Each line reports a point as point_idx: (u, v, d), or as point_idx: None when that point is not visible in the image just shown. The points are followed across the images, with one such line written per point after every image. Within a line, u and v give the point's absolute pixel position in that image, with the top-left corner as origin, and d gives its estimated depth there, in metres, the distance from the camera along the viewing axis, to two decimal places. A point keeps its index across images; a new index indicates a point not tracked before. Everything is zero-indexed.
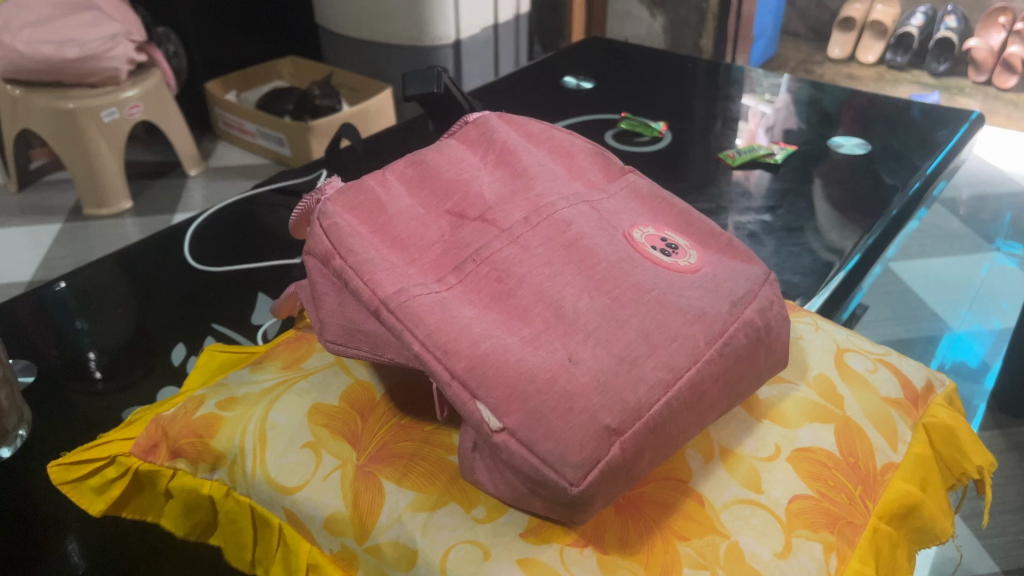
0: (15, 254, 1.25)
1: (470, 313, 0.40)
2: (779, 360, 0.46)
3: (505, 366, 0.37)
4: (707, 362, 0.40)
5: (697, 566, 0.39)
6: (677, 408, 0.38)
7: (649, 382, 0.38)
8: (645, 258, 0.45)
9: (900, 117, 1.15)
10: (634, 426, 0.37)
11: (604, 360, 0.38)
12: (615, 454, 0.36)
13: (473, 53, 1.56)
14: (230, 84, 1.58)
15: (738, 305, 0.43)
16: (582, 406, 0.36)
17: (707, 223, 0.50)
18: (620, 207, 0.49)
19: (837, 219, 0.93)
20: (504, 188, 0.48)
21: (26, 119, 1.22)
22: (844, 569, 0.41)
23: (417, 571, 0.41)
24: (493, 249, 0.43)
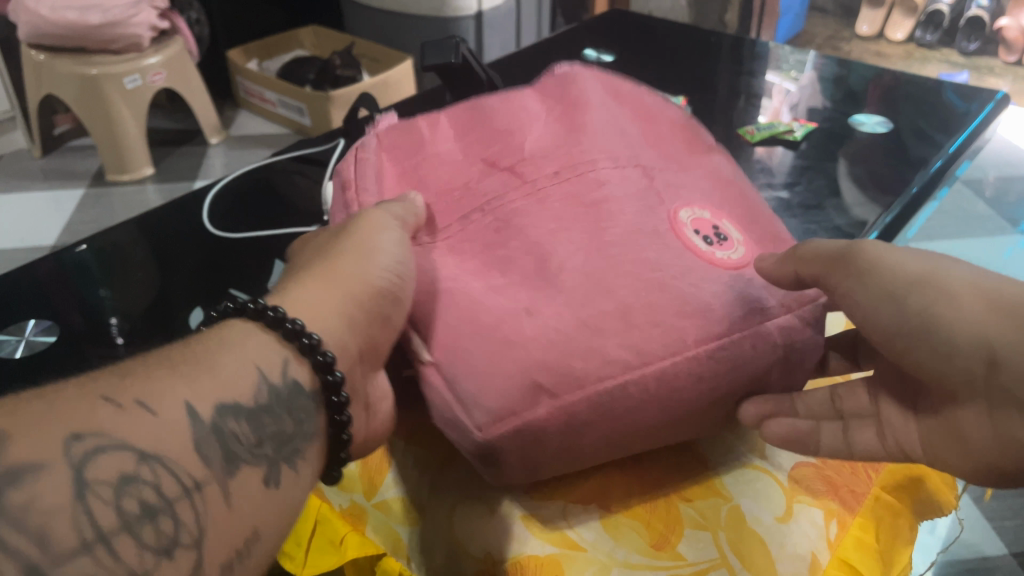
0: (39, 218, 1.26)
1: (479, 291, 0.43)
2: (803, 360, 0.46)
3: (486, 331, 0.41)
4: (686, 358, 0.41)
5: (697, 526, 0.45)
6: (628, 392, 0.40)
7: (606, 358, 0.40)
8: (680, 236, 0.45)
9: (928, 97, 1.13)
10: (570, 393, 0.40)
11: (567, 323, 0.41)
12: (537, 416, 0.40)
13: (495, 25, 1.54)
14: (252, 53, 1.58)
15: (756, 315, 0.43)
16: (521, 360, 0.40)
17: (779, 231, 0.51)
18: (679, 172, 0.50)
19: (857, 198, 0.92)
20: (557, 138, 0.50)
21: (50, 84, 1.23)
22: (843, 533, 0.47)
23: (422, 523, 0.49)
24: (525, 229, 0.45)
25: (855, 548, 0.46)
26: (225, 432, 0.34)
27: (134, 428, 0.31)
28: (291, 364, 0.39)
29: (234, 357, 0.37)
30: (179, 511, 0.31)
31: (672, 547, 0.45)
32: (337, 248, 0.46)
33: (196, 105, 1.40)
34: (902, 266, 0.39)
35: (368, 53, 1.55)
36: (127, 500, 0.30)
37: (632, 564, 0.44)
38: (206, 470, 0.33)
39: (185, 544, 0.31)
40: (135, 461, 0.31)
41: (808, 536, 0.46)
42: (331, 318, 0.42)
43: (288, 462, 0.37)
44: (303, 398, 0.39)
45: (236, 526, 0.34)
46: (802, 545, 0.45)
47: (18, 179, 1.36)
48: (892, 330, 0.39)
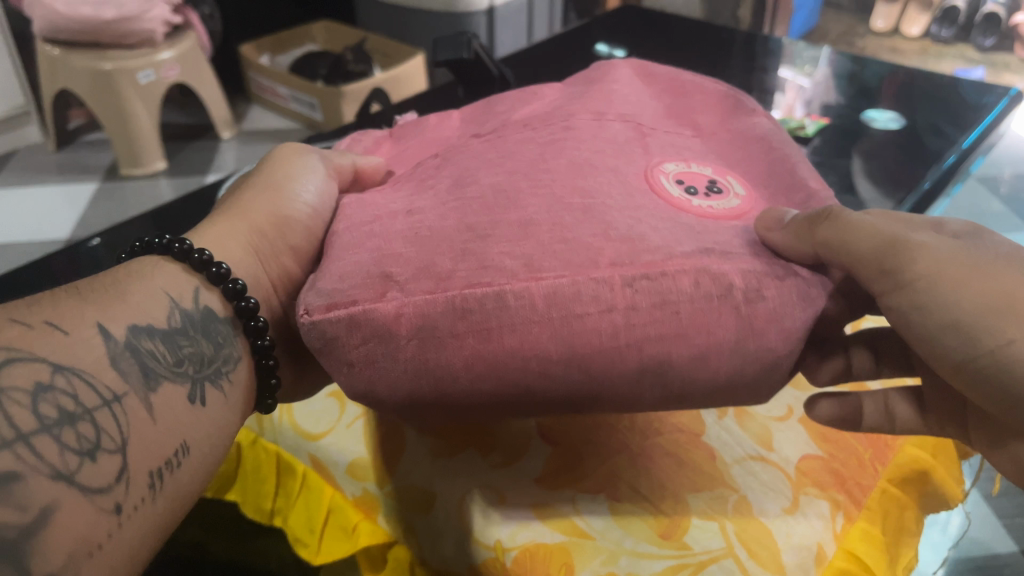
0: (53, 211, 1.27)
1: (394, 205, 0.46)
2: (790, 312, 0.41)
3: (371, 232, 0.43)
4: (594, 281, 0.39)
5: (705, 516, 0.49)
6: (508, 301, 0.39)
7: (489, 266, 0.40)
8: (651, 179, 0.47)
9: (942, 92, 1.13)
10: (428, 292, 0.39)
11: (449, 226, 0.42)
12: (378, 306, 0.38)
13: (508, 20, 1.53)
14: (264, 47, 1.58)
15: (707, 255, 0.41)
16: (378, 245, 0.42)
17: (797, 173, 0.51)
18: (698, 147, 0.54)
19: (872, 194, 0.91)
20: (550, 107, 0.56)
21: (64, 78, 1.24)
22: (849, 524, 0.50)
23: (435, 510, 0.52)
24: (489, 176, 0.46)
25: (862, 539, 0.49)
26: (140, 350, 0.40)
27: (50, 348, 0.36)
28: (201, 291, 0.46)
29: (146, 286, 0.43)
30: (99, 418, 0.36)
31: (678, 538, 0.47)
32: (258, 181, 0.56)
33: (209, 100, 1.40)
34: (963, 288, 0.39)
35: (380, 48, 1.55)
36: (45, 407, 0.34)
37: (642, 552, 0.47)
38: (125, 384, 0.38)
39: (109, 449, 0.36)
40: (51, 373, 0.35)
41: (815, 525, 0.49)
42: (243, 244, 0.51)
43: (210, 381, 0.43)
44: (218, 323, 0.46)
45: (166, 439, 0.39)
46: (807, 537, 0.48)
47: (32, 172, 1.37)
48: (957, 361, 0.40)
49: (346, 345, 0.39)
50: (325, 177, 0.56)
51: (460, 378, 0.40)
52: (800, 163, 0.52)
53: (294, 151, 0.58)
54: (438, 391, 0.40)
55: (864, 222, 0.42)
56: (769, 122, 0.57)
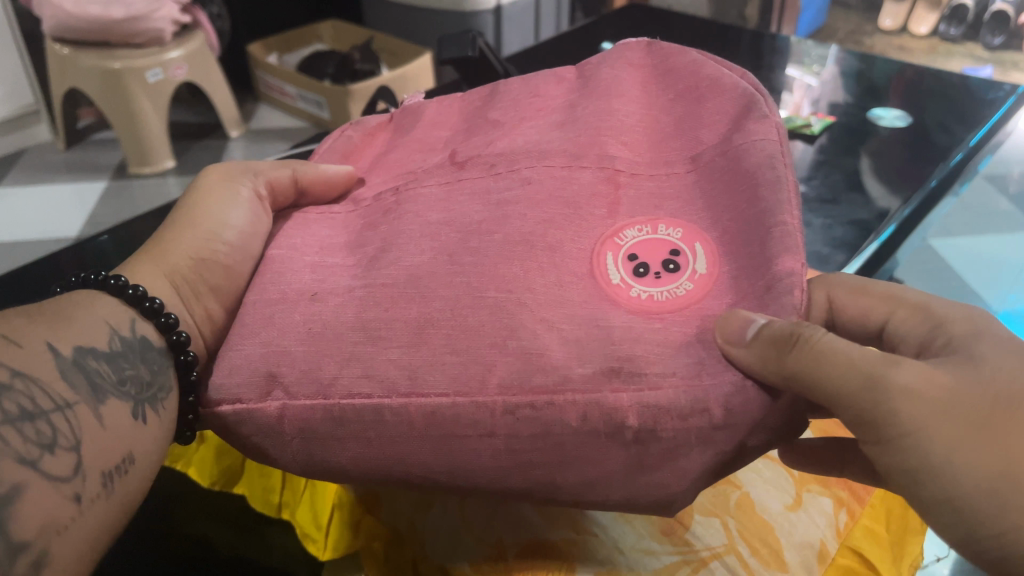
0: (62, 210, 1.28)
1: (309, 278, 0.47)
2: (685, 451, 0.38)
3: (272, 322, 0.45)
4: (476, 403, 0.39)
5: (707, 513, 0.51)
6: (387, 416, 0.40)
7: (368, 376, 0.41)
8: (596, 259, 0.44)
9: (950, 90, 1.12)
10: (310, 397, 0.42)
11: (344, 323, 0.43)
12: (261, 407, 0.42)
13: (515, 19, 1.53)
14: (273, 46, 1.59)
15: (608, 380, 0.38)
16: (275, 337, 0.44)
17: (773, 247, 0.40)
18: (680, 194, 0.47)
19: (879, 192, 0.91)
20: (536, 136, 0.51)
21: (73, 77, 1.25)
22: (852, 521, 0.51)
23: (434, 506, 0.54)
24: (409, 256, 0.46)
25: (862, 537, 0.50)
26: (86, 367, 0.40)
27: (8, 354, 0.37)
28: (138, 322, 0.46)
29: (88, 313, 0.44)
30: (54, 419, 0.37)
31: (680, 535, 0.50)
32: (190, 208, 0.55)
33: (217, 99, 1.41)
34: (960, 460, 0.35)
35: (387, 47, 1.55)
36: (6, 403, 0.35)
37: (645, 549, 0.49)
38: (76, 393, 0.38)
39: (64, 447, 0.36)
40: (9, 376, 0.36)
41: (817, 521, 0.50)
42: (166, 283, 0.50)
43: (150, 405, 0.43)
44: (155, 352, 0.46)
45: (116, 446, 0.39)
46: (811, 535, 0.49)
47: (41, 170, 1.38)
48: (943, 527, 0.37)
49: (238, 434, 0.44)
50: (254, 206, 0.55)
51: (351, 473, 0.43)
52: (786, 223, 0.41)
53: (235, 171, 0.57)
54: (333, 477, 0.44)
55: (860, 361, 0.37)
56: (776, 142, 0.45)
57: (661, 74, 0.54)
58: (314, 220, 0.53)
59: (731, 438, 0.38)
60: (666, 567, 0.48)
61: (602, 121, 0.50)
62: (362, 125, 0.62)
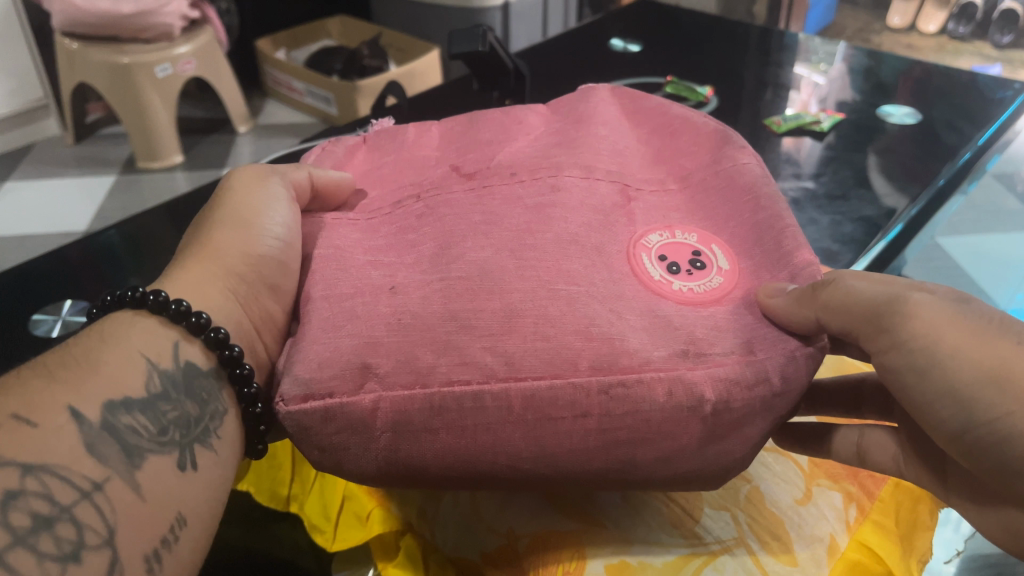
0: (71, 204, 1.29)
1: (377, 274, 0.44)
2: (750, 420, 0.40)
3: (355, 315, 0.41)
4: (571, 385, 0.38)
5: (718, 506, 0.51)
6: (486, 402, 0.38)
7: (467, 360, 0.39)
8: (633, 260, 0.44)
9: (958, 89, 1.12)
10: (407, 387, 0.38)
11: (432, 313, 0.41)
12: (358, 399, 0.38)
13: (523, 15, 1.53)
14: (280, 42, 1.59)
15: (681, 360, 0.39)
16: (363, 329, 0.40)
17: (788, 244, 0.45)
18: (681, 207, 0.49)
19: (885, 188, 0.91)
20: (535, 152, 0.51)
21: (83, 72, 1.25)
22: (861, 516, 0.51)
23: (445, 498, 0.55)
24: (475, 252, 0.44)
25: (874, 532, 0.51)
26: (118, 429, 0.38)
27: (18, 449, 0.35)
28: (182, 346, 0.43)
29: (122, 351, 0.41)
30: (80, 514, 0.35)
31: (690, 528, 0.49)
32: (217, 214, 0.50)
33: (225, 94, 1.41)
34: (962, 354, 0.36)
35: (395, 43, 1.55)
36: (16, 516, 0.33)
37: (655, 541, 0.49)
38: (105, 469, 0.37)
39: (93, 545, 0.35)
40: (20, 476, 0.34)
41: (826, 515, 0.51)
42: (221, 290, 0.47)
43: (202, 443, 0.41)
44: (203, 376, 0.43)
45: (160, 516, 0.38)
46: (820, 528, 0.50)
47: (50, 165, 1.39)
48: (955, 432, 0.38)
49: (319, 432, 0.39)
50: (290, 200, 0.51)
51: (431, 468, 0.40)
52: (793, 226, 0.46)
53: (255, 171, 0.53)
54: (410, 477, 0.41)
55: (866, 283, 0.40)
56: (758, 165, 0.50)
57: (631, 112, 0.57)
58: (338, 224, 0.49)
59: (787, 401, 0.40)
60: (676, 559, 0.47)
61: None
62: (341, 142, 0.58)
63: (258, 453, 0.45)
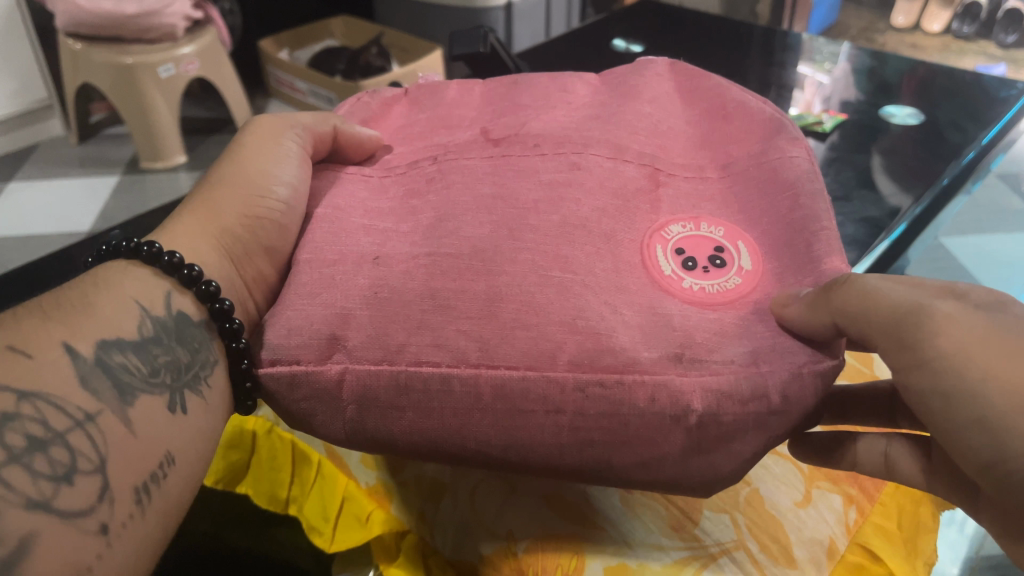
0: (75, 204, 1.29)
1: (366, 242, 0.45)
2: (741, 436, 0.38)
3: (332, 283, 0.42)
4: (546, 378, 0.38)
5: (718, 509, 0.51)
6: (455, 386, 0.39)
7: (440, 344, 0.39)
8: (645, 251, 0.44)
9: (962, 88, 1.12)
10: (376, 362, 0.39)
11: (411, 290, 0.41)
12: (320, 370, 0.40)
13: (526, 15, 1.52)
14: (283, 42, 1.59)
15: (672, 364, 0.39)
16: (337, 299, 0.41)
17: (818, 248, 0.43)
18: (717, 196, 0.48)
19: (890, 188, 0.91)
20: (571, 122, 0.51)
21: (87, 73, 1.26)
22: (862, 519, 0.51)
23: (444, 500, 0.54)
24: (472, 227, 0.44)
25: (874, 533, 0.51)
26: (110, 365, 0.38)
27: (11, 375, 0.34)
28: (173, 296, 0.43)
29: (114, 295, 0.41)
30: (73, 440, 0.34)
31: (690, 531, 0.50)
32: (223, 169, 0.50)
33: (229, 96, 1.41)
34: (994, 380, 0.35)
35: (398, 43, 1.55)
36: (12, 437, 0.33)
37: (655, 544, 0.49)
38: (99, 403, 0.36)
39: (86, 470, 0.34)
40: (16, 401, 0.34)
41: (826, 518, 0.51)
42: (216, 249, 0.47)
43: (191, 388, 0.41)
44: (194, 326, 0.43)
45: (150, 452, 0.37)
46: (820, 531, 0.50)
47: (54, 165, 1.39)
48: (984, 461, 0.36)
49: (288, 399, 0.41)
50: (302, 163, 0.51)
51: (399, 443, 0.41)
52: (825, 230, 0.43)
53: (272, 124, 0.53)
54: (385, 449, 0.42)
55: (899, 295, 0.38)
56: (808, 159, 0.48)
57: (685, 91, 0.56)
58: (352, 181, 0.50)
59: (782, 419, 0.38)
60: (675, 563, 0.48)
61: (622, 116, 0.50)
62: (379, 95, 0.59)
63: (248, 408, 0.45)
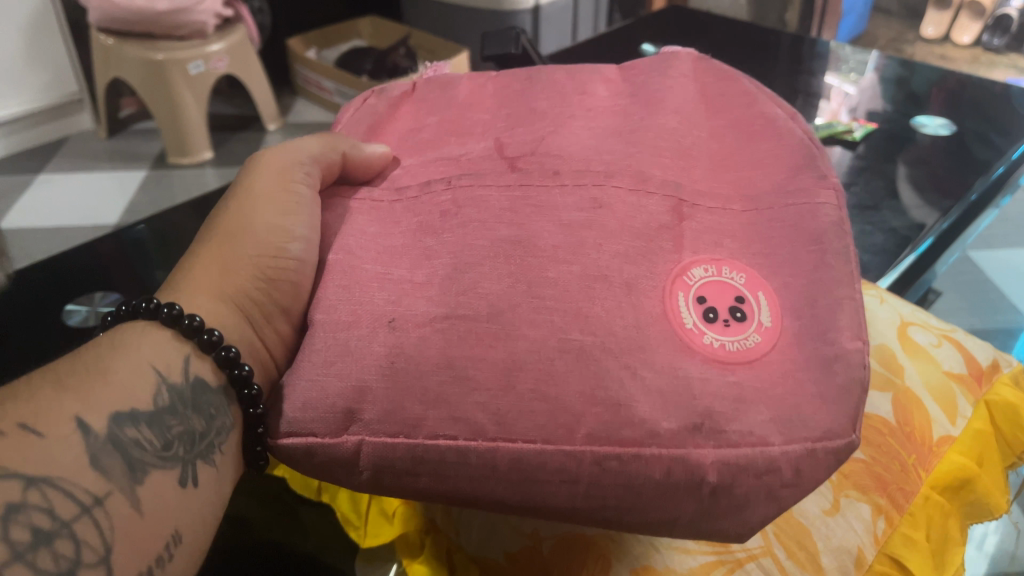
0: (103, 198, 1.30)
1: (382, 299, 0.43)
2: (751, 505, 0.38)
3: (348, 350, 0.41)
4: (563, 453, 0.38)
5: None
6: (471, 458, 0.38)
7: (458, 418, 0.39)
8: (667, 298, 0.42)
9: (992, 100, 1.11)
10: (391, 435, 0.39)
11: (428, 358, 0.39)
12: (338, 442, 0.40)
13: (553, 19, 1.52)
14: (311, 41, 1.61)
15: (692, 436, 0.38)
16: (353, 370, 0.40)
17: (840, 320, 0.41)
18: (738, 233, 0.46)
19: (915, 201, 0.90)
20: (590, 142, 0.50)
21: (117, 67, 1.27)
22: (890, 529, 0.51)
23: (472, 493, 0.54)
24: (489, 283, 0.42)
25: (902, 544, 0.51)
26: (122, 441, 0.37)
27: (20, 458, 0.33)
28: (192, 360, 0.42)
29: (129, 357, 0.40)
30: (79, 529, 0.34)
31: None
32: (239, 213, 0.48)
33: (257, 93, 1.42)
34: None
35: (424, 44, 1.56)
36: (17, 531, 0.32)
37: (681, 547, 0.49)
38: (108, 483, 0.36)
39: (91, 562, 0.34)
40: (22, 489, 0.33)
41: (854, 529, 0.50)
42: (232, 308, 0.46)
43: (203, 458, 0.40)
44: (211, 392, 0.42)
45: (158, 531, 0.37)
46: (849, 540, 0.50)
47: (82, 158, 1.40)
48: None
49: (306, 464, 0.41)
50: (314, 208, 0.49)
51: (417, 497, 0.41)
52: (848, 298, 0.42)
53: (279, 161, 0.50)
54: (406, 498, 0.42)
55: None
56: (836, 206, 0.46)
57: (711, 97, 0.55)
58: (360, 210, 0.49)
59: (797, 492, 0.39)
60: (702, 567, 0.48)
61: (660, 141, 0.49)
62: (386, 95, 0.59)
63: (261, 467, 0.44)
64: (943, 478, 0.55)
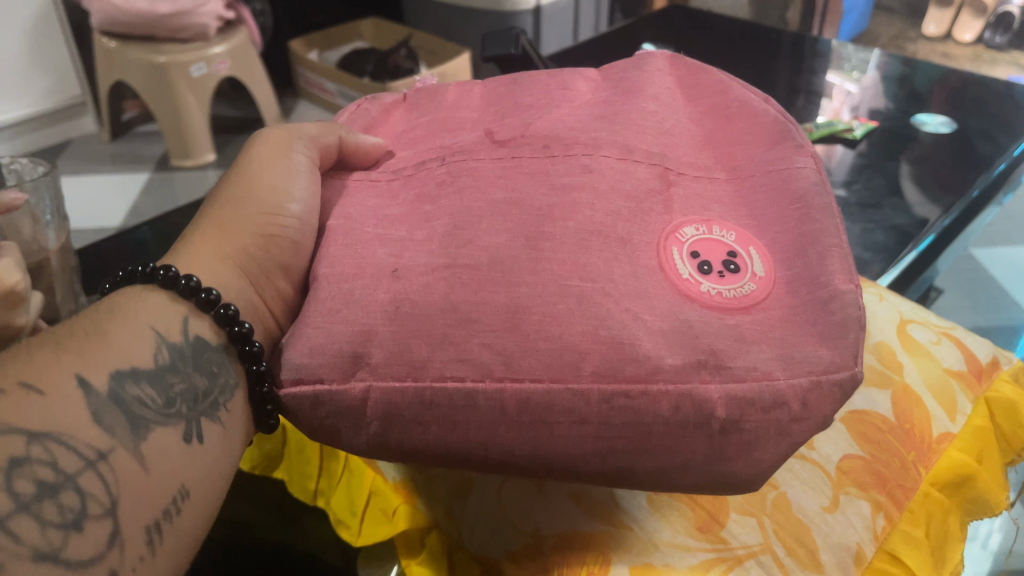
0: (106, 200, 1.31)
1: (383, 253, 0.43)
2: (761, 444, 0.38)
3: (353, 298, 0.41)
4: (571, 391, 0.38)
5: (745, 512, 0.51)
6: (479, 400, 0.38)
7: (464, 358, 0.38)
8: (662, 252, 0.42)
9: (994, 97, 1.11)
10: (400, 379, 0.39)
11: (433, 303, 0.40)
12: (344, 389, 0.39)
13: (554, 20, 1.52)
14: (313, 43, 1.61)
15: (696, 371, 0.38)
16: (359, 316, 0.40)
17: (829, 264, 0.42)
18: (724, 199, 0.47)
19: (918, 199, 0.90)
20: (577, 124, 0.49)
21: (121, 70, 1.28)
22: (890, 525, 0.51)
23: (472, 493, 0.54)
24: (488, 237, 0.42)
25: (903, 541, 0.51)
26: (125, 399, 0.37)
27: (23, 416, 0.33)
28: (190, 321, 0.42)
29: (128, 321, 0.40)
30: (84, 483, 0.34)
31: (716, 533, 0.50)
32: (239, 179, 0.49)
33: (259, 96, 1.42)
34: None
35: (426, 45, 1.56)
36: (21, 483, 0.32)
37: (680, 544, 0.49)
38: (112, 439, 0.35)
39: (96, 515, 0.33)
40: (26, 444, 0.33)
41: (854, 525, 0.51)
42: (232, 267, 0.46)
43: (208, 416, 0.41)
44: (212, 351, 0.42)
45: (164, 486, 0.37)
46: (848, 536, 0.50)
47: (86, 160, 1.41)
48: None
49: (312, 415, 0.41)
50: (313, 175, 0.50)
51: (424, 455, 0.41)
52: (837, 246, 0.43)
53: (278, 138, 0.51)
54: (411, 459, 0.41)
55: None
56: (814, 170, 0.47)
57: (688, 86, 0.55)
58: (360, 189, 0.49)
59: (804, 428, 0.39)
60: (700, 565, 0.48)
61: (642, 120, 0.49)
62: (378, 100, 0.58)
63: (271, 426, 0.44)
64: (947, 472, 0.55)
